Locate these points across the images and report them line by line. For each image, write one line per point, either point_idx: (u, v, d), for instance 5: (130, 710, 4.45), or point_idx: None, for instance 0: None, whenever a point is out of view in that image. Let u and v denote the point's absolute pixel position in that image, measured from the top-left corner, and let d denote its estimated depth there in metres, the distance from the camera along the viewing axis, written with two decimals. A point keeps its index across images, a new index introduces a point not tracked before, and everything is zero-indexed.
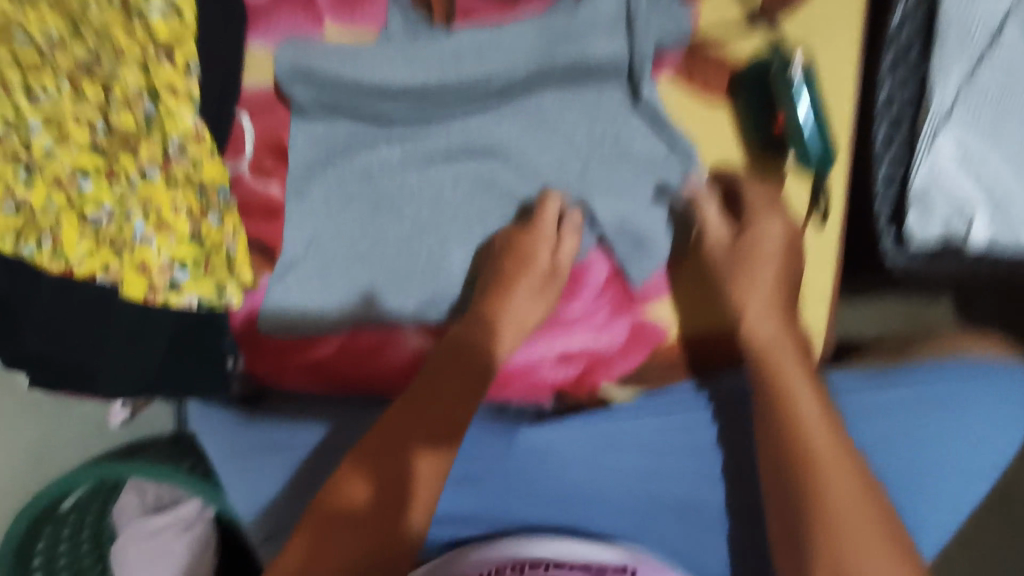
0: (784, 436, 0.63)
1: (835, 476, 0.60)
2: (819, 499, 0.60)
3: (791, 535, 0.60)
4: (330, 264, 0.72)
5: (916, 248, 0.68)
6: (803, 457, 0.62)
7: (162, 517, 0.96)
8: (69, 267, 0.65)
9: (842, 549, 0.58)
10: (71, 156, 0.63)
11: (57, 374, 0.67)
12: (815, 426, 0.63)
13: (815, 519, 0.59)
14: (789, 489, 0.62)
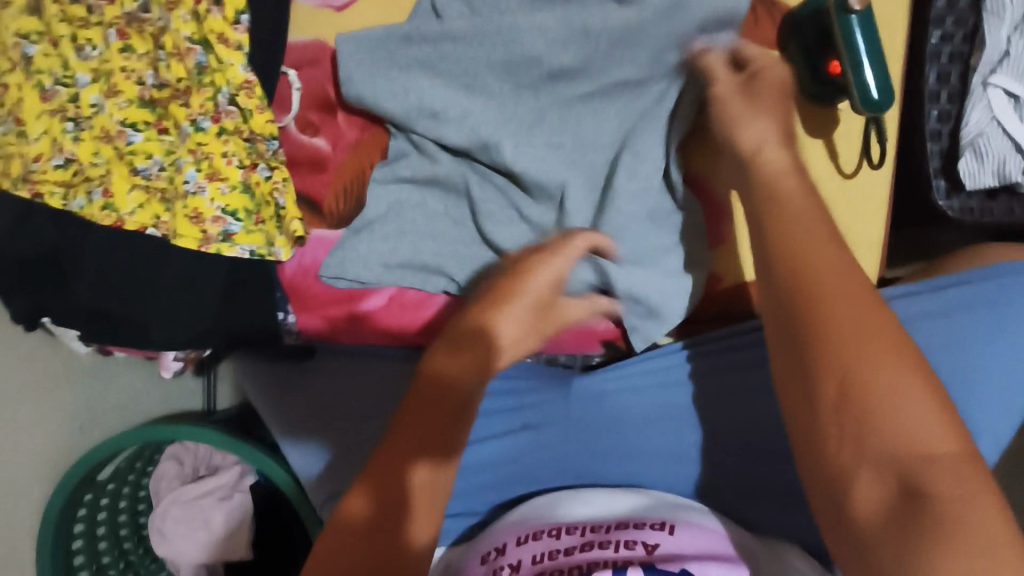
0: (808, 329, 0.48)
1: (817, 257, 0.50)
2: (823, 309, 0.48)
3: (831, 429, 0.46)
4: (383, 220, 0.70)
5: (969, 195, 0.68)
6: (838, 334, 0.47)
7: (202, 484, 0.96)
8: (121, 219, 0.65)
9: (875, 378, 0.45)
10: (121, 108, 0.66)
11: (109, 327, 0.67)
12: (848, 318, 0.47)
13: (806, 356, 0.48)
14: (802, 349, 0.48)
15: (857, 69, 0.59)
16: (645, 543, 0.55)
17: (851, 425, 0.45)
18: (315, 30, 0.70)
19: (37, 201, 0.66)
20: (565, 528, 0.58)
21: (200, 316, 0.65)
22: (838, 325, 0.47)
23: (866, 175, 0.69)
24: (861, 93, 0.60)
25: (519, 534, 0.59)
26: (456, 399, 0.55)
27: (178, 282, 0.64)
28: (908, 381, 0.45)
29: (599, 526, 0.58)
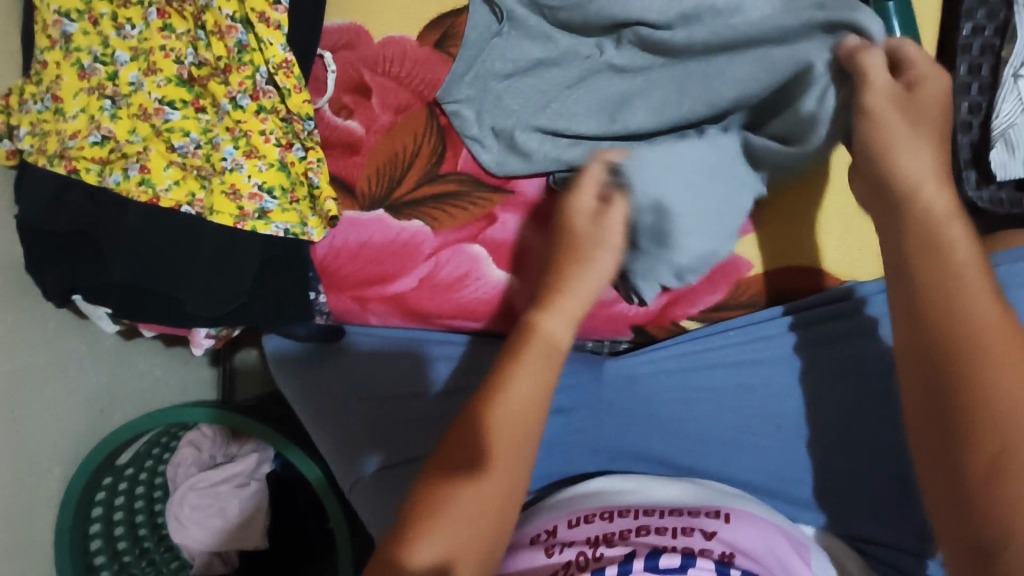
0: (940, 344, 0.44)
1: (985, 305, 0.44)
2: (957, 342, 0.43)
3: (975, 467, 0.40)
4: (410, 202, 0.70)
5: (999, 187, 0.68)
6: (968, 375, 0.42)
7: (219, 471, 0.95)
8: (156, 196, 0.65)
9: (1004, 409, 0.40)
10: (159, 86, 0.66)
11: (148, 301, 0.69)
12: (993, 342, 0.42)
13: (949, 412, 0.42)
14: (946, 401, 0.42)
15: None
16: (703, 529, 0.53)
17: (998, 477, 0.39)
18: (352, 14, 0.71)
19: (72, 178, 0.67)
20: (618, 512, 0.57)
21: (233, 294, 0.65)
22: (1010, 388, 0.40)
23: None
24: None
25: (570, 518, 0.57)
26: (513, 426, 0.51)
27: (214, 259, 0.64)
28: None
29: (654, 511, 0.56)
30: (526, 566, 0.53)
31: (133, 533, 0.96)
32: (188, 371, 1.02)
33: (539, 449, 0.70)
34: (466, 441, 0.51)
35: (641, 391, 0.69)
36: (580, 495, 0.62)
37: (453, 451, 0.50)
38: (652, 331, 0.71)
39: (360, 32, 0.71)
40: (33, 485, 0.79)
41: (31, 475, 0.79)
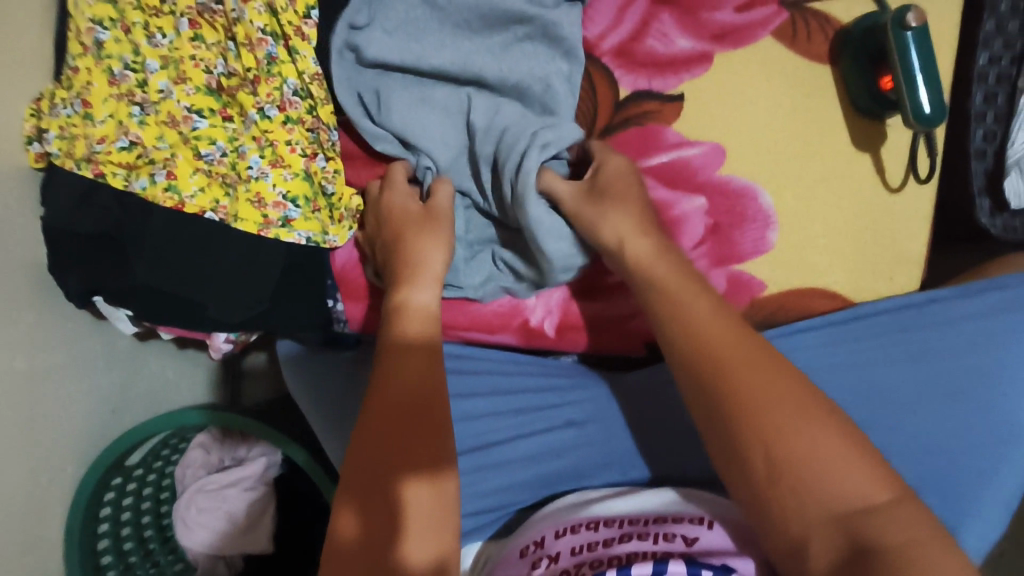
0: (709, 383, 0.50)
1: (714, 334, 0.52)
2: (724, 372, 0.50)
3: (754, 475, 0.46)
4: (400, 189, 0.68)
5: (1013, 215, 0.69)
6: (766, 437, 0.46)
7: (227, 474, 0.96)
8: (182, 202, 0.67)
9: (803, 452, 0.45)
10: (188, 95, 0.68)
11: (164, 306, 0.69)
12: (768, 390, 0.48)
13: (727, 431, 0.48)
14: (725, 423, 0.48)
15: (909, 77, 0.60)
16: (685, 536, 0.54)
17: (795, 493, 0.45)
18: None
19: (100, 181, 0.69)
20: (603, 522, 0.58)
21: (256, 301, 0.67)
22: (755, 388, 0.48)
23: (912, 189, 0.69)
24: (911, 102, 0.61)
25: (557, 528, 0.59)
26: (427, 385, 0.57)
27: (234, 264, 0.65)
28: (846, 457, 0.45)
29: (637, 520, 0.58)
30: None
31: (138, 533, 0.97)
32: (197, 373, 1.04)
33: (550, 465, 0.67)
34: (406, 430, 0.53)
35: (651, 407, 0.70)
36: (565, 506, 0.63)
37: (390, 437, 0.53)
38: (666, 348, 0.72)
39: None
40: (46, 480, 0.80)
41: (45, 471, 0.79)
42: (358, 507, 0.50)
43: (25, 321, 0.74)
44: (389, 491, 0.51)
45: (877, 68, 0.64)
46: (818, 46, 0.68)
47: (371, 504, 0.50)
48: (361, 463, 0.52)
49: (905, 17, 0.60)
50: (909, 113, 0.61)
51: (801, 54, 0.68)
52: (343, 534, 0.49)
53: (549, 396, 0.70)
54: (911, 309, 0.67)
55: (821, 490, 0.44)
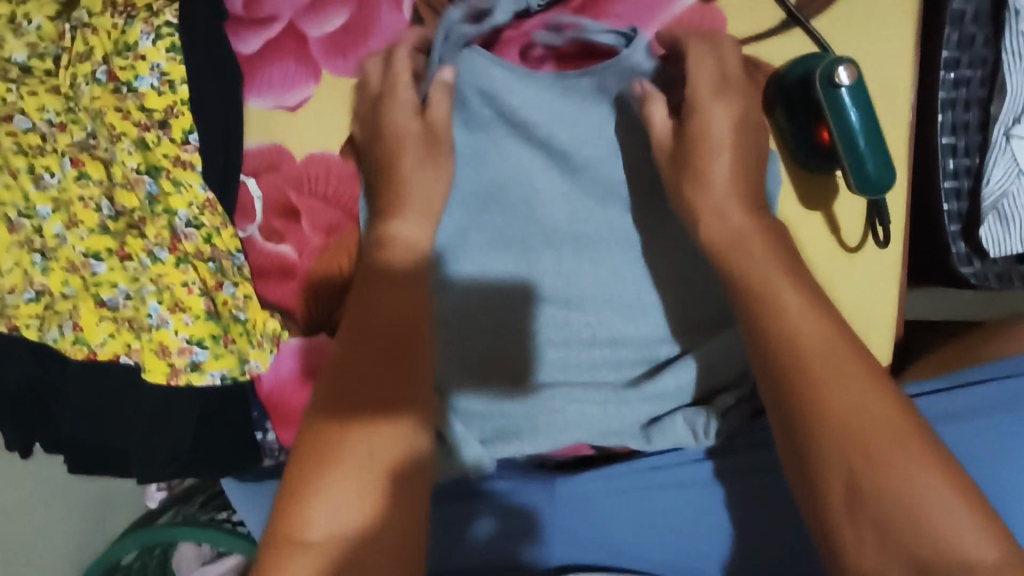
0: (802, 411, 0.50)
1: (846, 411, 0.49)
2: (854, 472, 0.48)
3: (835, 488, 0.48)
4: (523, 353, 0.62)
5: (994, 260, 0.60)
6: (855, 452, 0.48)
7: (218, 565, 0.96)
8: (92, 352, 0.65)
9: (928, 508, 0.46)
10: (82, 239, 0.65)
11: (91, 458, 0.67)
12: (874, 424, 0.48)
13: (812, 444, 0.49)
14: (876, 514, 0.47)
15: (848, 139, 0.52)
16: None
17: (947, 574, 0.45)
18: (269, 133, 0.66)
19: (14, 334, 0.67)
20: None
21: (174, 454, 0.64)
22: (884, 455, 0.48)
23: (871, 253, 0.60)
24: (854, 165, 0.53)
25: None
26: (406, 288, 0.58)
27: (153, 416, 0.63)
28: (930, 485, 0.46)
29: None
30: None
31: None
32: None
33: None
34: (373, 340, 0.56)
35: (606, 508, 0.63)
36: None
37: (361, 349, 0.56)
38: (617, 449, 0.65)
39: (281, 151, 0.67)
40: None
41: None
42: (401, 418, 0.54)
43: None
44: (413, 399, 0.55)
45: (815, 124, 0.56)
46: (751, 92, 0.60)
47: (409, 414, 0.54)
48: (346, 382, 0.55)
49: (835, 73, 0.51)
50: (857, 178, 0.53)
51: None
52: (391, 448, 0.52)
53: (495, 505, 0.64)
54: (926, 389, 0.58)
55: (909, 524, 0.46)
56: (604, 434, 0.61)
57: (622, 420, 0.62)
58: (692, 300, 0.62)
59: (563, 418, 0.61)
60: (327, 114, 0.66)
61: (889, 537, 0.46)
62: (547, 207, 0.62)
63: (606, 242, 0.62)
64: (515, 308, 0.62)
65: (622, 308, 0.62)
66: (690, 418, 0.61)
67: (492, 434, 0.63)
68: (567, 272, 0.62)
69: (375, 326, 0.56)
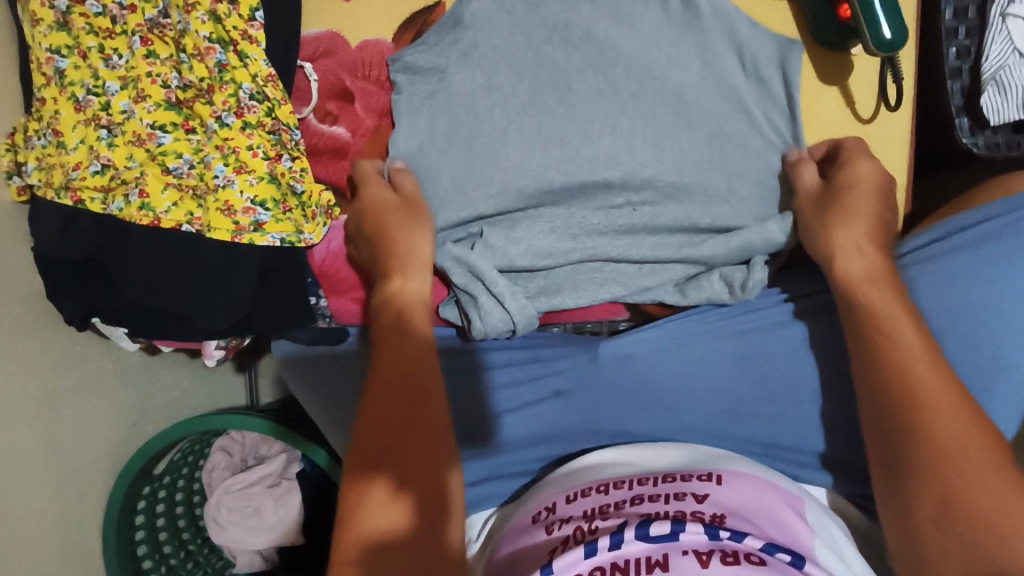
0: (892, 388, 0.54)
1: (940, 400, 0.52)
2: (943, 473, 0.49)
3: (921, 505, 0.50)
4: (565, 217, 0.68)
5: (994, 131, 0.66)
6: (940, 451, 0.50)
7: (249, 473, 0.99)
8: (157, 218, 0.69)
9: (980, 508, 0.47)
10: (149, 112, 0.68)
11: (154, 323, 0.71)
12: (957, 421, 0.51)
13: (906, 425, 0.52)
14: (910, 481, 0.51)
15: (865, 3, 0.58)
16: (695, 493, 0.54)
17: (972, 536, 0.47)
18: (326, 21, 0.72)
19: (79, 207, 0.70)
20: (612, 484, 0.57)
21: (237, 307, 0.67)
22: (967, 471, 0.49)
23: (880, 124, 0.68)
24: (870, 28, 0.59)
25: (567, 493, 0.58)
26: (425, 358, 0.59)
27: (214, 276, 0.67)
28: (998, 494, 0.48)
29: (647, 480, 0.57)
30: (527, 545, 0.53)
31: (177, 535, 1.02)
32: (216, 379, 1.08)
33: (542, 436, 0.68)
34: (391, 396, 0.56)
35: (638, 370, 0.68)
36: (575, 470, 0.62)
37: (380, 401, 0.56)
38: (651, 311, 0.71)
39: (337, 37, 0.72)
40: (77, 498, 0.85)
41: (77, 488, 0.85)
42: (411, 491, 0.52)
43: (30, 352, 0.77)
44: (435, 472, 0.54)
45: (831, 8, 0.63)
46: None
47: (423, 489, 0.52)
48: (359, 440, 0.55)
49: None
50: (872, 41, 0.59)
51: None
52: (393, 525, 0.50)
53: (535, 365, 0.69)
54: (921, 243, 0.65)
55: (977, 526, 0.47)
56: (640, 290, 0.68)
57: (658, 277, 0.68)
58: (724, 167, 0.67)
59: (603, 274, 0.68)
60: (379, 4, 0.71)
61: (956, 536, 0.47)
62: (576, 77, 0.67)
63: (643, 109, 0.66)
64: (558, 170, 0.66)
65: (658, 169, 0.66)
66: (727, 275, 0.67)
67: (534, 292, 0.68)
68: (611, 142, 0.66)
69: (398, 382, 0.57)
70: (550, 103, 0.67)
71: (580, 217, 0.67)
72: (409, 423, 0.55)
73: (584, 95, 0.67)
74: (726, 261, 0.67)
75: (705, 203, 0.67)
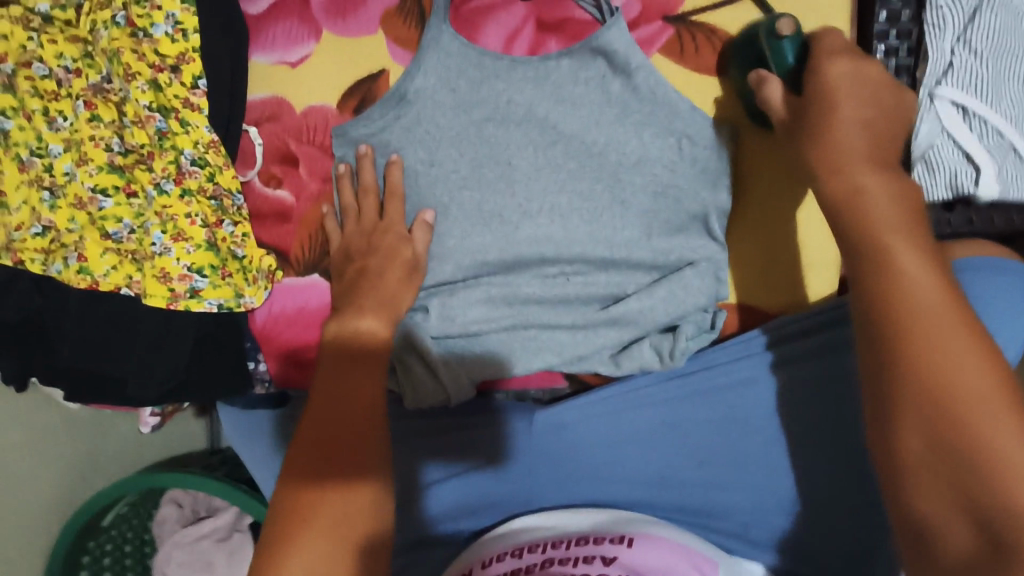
0: (867, 248, 0.50)
1: (920, 274, 0.48)
2: (924, 354, 0.46)
3: (911, 428, 0.45)
4: (502, 286, 0.69)
5: (927, 208, 0.67)
6: (915, 321, 0.47)
7: (200, 526, 0.98)
8: (95, 281, 0.69)
9: (1002, 459, 0.42)
10: (92, 175, 0.69)
11: (86, 388, 0.70)
12: (943, 303, 0.47)
13: (889, 312, 0.48)
14: (892, 389, 0.47)
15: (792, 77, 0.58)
16: (604, 556, 0.54)
17: (954, 447, 0.43)
18: (271, 86, 0.72)
19: (19, 268, 0.70)
20: (527, 547, 0.57)
21: (172, 372, 0.68)
22: (950, 363, 0.45)
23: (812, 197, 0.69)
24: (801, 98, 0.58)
25: (485, 559, 0.58)
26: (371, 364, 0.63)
27: (150, 341, 0.67)
28: (1010, 434, 0.43)
29: (561, 543, 0.57)
30: None
31: None
32: None
33: (472, 504, 0.68)
34: (351, 400, 0.59)
35: (572, 441, 0.67)
36: (499, 535, 0.62)
37: (342, 407, 0.59)
38: (588, 380, 0.71)
39: (281, 102, 0.72)
40: None
41: None
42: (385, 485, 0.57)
43: None
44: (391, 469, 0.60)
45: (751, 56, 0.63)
46: (708, 58, 0.67)
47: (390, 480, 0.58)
48: (326, 445, 0.56)
49: (777, 25, 0.57)
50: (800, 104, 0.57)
51: (692, 68, 0.67)
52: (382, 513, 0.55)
53: (472, 437, 0.68)
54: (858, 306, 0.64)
55: (985, 469, 0.42)
56: (575, 359, 0.68)
57: (591, 346, 0.68)
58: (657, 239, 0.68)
59: (539, 343, 0.68)
60: (324, 71, 0.71)
61: (956, 487, 0.43)
62: (515, 153, 0.69)
63: (580, 185, 0.68)
64: (494, 248, 0.69)
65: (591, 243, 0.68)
66: (657, 345, 0.67)
67: (470, 362, 0.69)
68: (548, 218, 0.69)
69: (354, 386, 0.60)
70: (490, 174, 0.69)
71: (516, 287, 0.69)
72: (371, 425, 0.59)
73: (523, 169, 0.69)
74: (659, 331, 0.68)
75: (636, 274, 0.68)
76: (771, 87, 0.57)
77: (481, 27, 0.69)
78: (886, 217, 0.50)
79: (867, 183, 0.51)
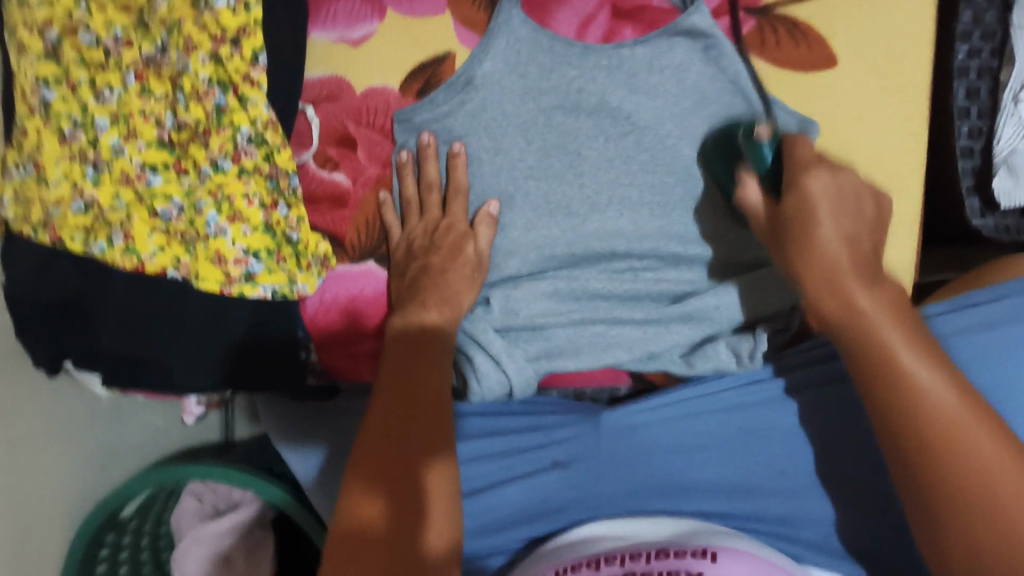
0: (872, 354, 0.50)
1: (928, 377, 0.49)
2: (911, 410, 0.48)
3: (914, 484, 0.48)
4: (572, 279, 0.67)
5: (1004, 214, 0.67)
6: (937, 428, 0.47)
7: (222, 521, 0.92)
8: (141, 262, 0.65)
9: (1008, 514, 0.44)
10: (140, 151, 0.64)
11: (131, 373, 0.68)
12: (904, 347, 0.50)
13: (897, 387, 0.49)
14: (907, 458, 0.48)
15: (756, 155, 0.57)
16: (688, 571, 0.50)
17: (940, 484, 0.46)
18: (331, 64, 0.69)
19: (58, 247, 0.65)
20: (604, 558, 0.54)
21: (222, 361, 0.67)
22: (947, 418, 0.47)
23: (892, 198, 0.67)
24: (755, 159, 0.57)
25: (558, 568, 0.54)
26: (427, 360, 0.59)
27: (200, 326, 0.66)
28: (1002, 481, 0.45)
29: (639, 554, 0.53)
30: None
31: None
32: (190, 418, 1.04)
33: (535, 509, 0.63)
34: (389, 393, 0.57)
35: (641, 439, 0.65)
36: (565, 543, 0.58)
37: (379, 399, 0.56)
38: (655, 381, 0.69)
39: (341, 82, 0.69)
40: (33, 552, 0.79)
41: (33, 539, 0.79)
42: (387, 487, 0.52)
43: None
44: (413, 473, 0.53)
45: (728, 157, 0.64)
46: (789, 52, 0.65)
47: (398, 486, 0.52)
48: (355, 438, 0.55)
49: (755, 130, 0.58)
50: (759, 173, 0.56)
51: (774, 63, 0.65)
52: (369, 518, 0.51)
53: (538, 434, 0.67)
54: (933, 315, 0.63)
55: (965, 498, 0.45)
56: (645, 357, 0.66)
57: (662, 343, 0.66)
58: (730, 237, 0.66)
59: (608, 339, 0.66)
60: (387, 50, 0.68)
61: (965, 525, 0.45)
62: (587, 143, 0.66)
63: (654, 178, 0.66)
64: (563, 240, 0.67)
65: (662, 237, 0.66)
66: (733, 345, 0.66)
67: (535, 354, 0.66)
68: (620, 210, 0.66)
69: (396, 378, 0.58)
70: (559, 163, 0.67)
71: (584, 280, 0.66)
72: (398, 418, 0.55)
73: (595, 159, 0.67)
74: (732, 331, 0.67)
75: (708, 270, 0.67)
76: (749, 184, 0.57)
77: (554, 13, 0.66)
78: (832, 257, 0.52)
79: (846, 274, 0.51)
